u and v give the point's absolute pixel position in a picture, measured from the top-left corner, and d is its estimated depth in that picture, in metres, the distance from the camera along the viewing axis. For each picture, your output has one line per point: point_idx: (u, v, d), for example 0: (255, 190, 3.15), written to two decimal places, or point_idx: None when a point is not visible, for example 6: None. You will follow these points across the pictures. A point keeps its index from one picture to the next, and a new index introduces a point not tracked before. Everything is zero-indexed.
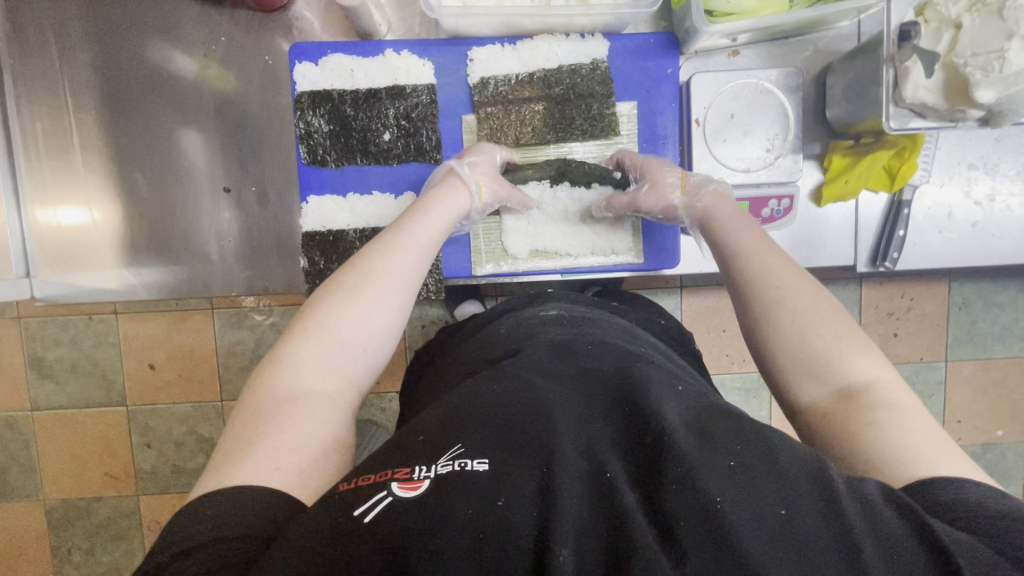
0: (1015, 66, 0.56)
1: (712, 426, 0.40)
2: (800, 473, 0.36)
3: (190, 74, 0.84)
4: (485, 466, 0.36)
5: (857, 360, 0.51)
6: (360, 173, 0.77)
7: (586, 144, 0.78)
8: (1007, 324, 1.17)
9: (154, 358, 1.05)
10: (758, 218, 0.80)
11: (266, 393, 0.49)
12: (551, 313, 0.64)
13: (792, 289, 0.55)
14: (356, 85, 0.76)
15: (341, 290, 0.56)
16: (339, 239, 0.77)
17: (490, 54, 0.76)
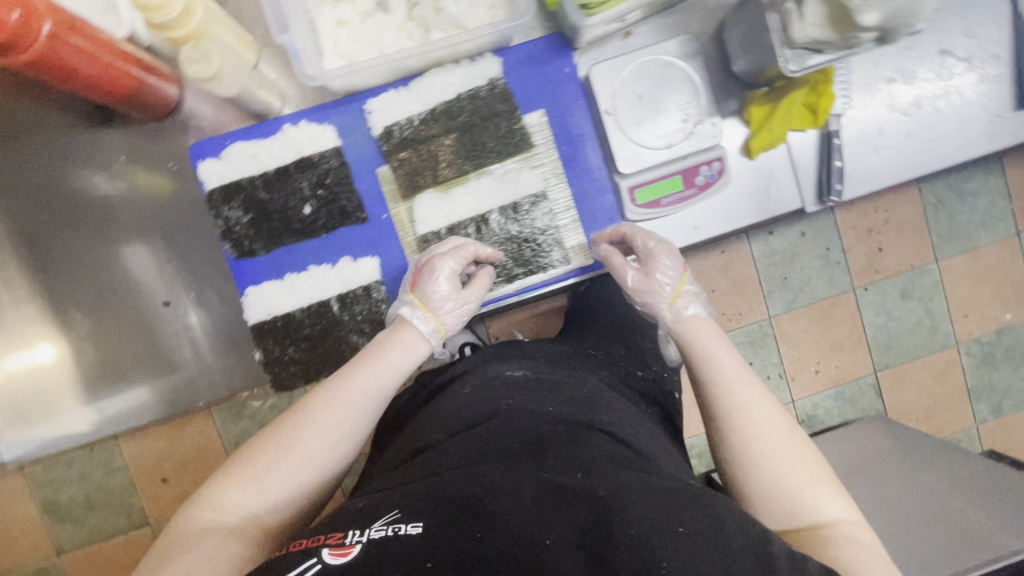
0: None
1: (655, 492, 0.45)
2: (740, 552, 0.41)
3: (102, 198, 0.83)
4: (415, 531, 0.43)
5: (823, 499, 0.50)
6: (290, 251, 0.76)
7: (504, 163, 0.76)
8: (986, 210, 1.19)
9: (165, 473, 1.02)
10: (694, 188, 0.79)
11: (186, 529, 0.51)
12: (517, 371, 0.65)
13: (769, 424, 0.54)
14: (263, 168, 0.75)
15: (280, 428, 0.57)
16: (288, 322, 0.76)
17: (387, 102, 0.75)
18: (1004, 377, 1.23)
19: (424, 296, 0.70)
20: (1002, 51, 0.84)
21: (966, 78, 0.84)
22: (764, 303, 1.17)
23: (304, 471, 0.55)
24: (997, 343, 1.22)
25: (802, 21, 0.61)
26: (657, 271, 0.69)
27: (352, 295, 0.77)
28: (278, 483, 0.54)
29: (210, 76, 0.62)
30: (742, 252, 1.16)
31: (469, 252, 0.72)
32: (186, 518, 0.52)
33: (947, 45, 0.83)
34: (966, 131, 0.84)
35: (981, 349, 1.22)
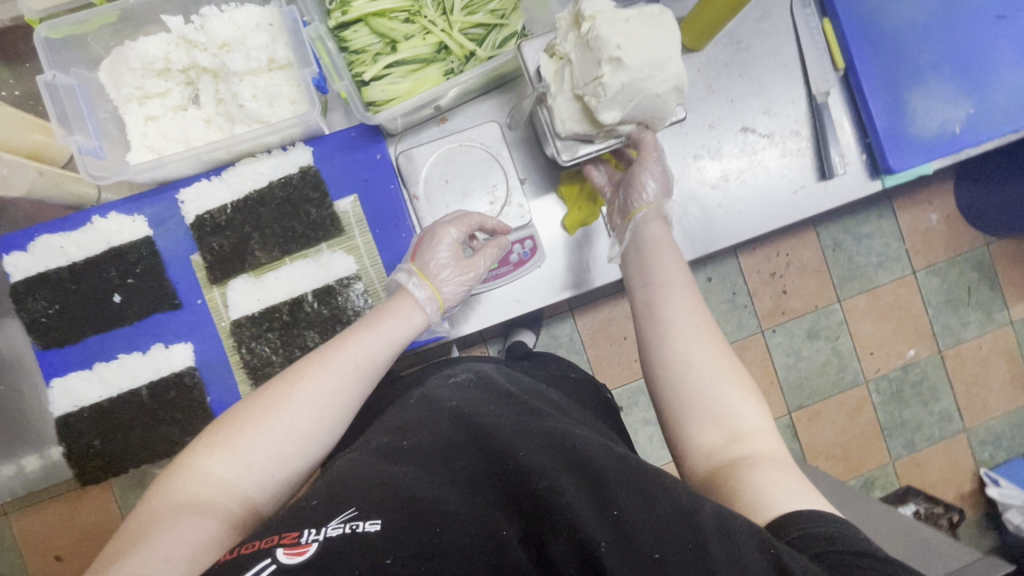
0: (613, 88, 0.60)
1: (609, 473, 0.45)
2: (669, 516, 0.41)
3: None
4: (375, 527, 0.41)
5: (739, 407, 0.55)
6: (101, 340, 0.76)
7: (317, 247, 0.78)
8: (881, 250, 1.34)
9: (59, 549, 1.16)
10: (508, 265, 0.81)
11: (164, 503, 0.50)
12: (461, 375, 0.66)
13: (696, 340, 0.58)
14: (70, 259, 0.75)
15: (264, 402, 0.55)
16: (96, 413, 0.75)
17: (199, 190, 0.77)
18: (915, 411, 1.36)
19: (424, 263, 0.71)
20: (801, 127, 0.90)
21: (770, 152, 0.89)
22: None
23: (290, 443, 0.54)
24: (904, 378, 1.35)
25: (559, 119, 0.65)
26: (641, 181, 0.71)
27: (162, 382, 0.76)
28: (261, 458, 0.53)
29: None
30: None
31: (467, 220, 0.74)
32: (166, 493, 0.51)
33: (748, 123, 0.89)
34: (773, 204, 0.89)
35: (889, 384, 1.35)
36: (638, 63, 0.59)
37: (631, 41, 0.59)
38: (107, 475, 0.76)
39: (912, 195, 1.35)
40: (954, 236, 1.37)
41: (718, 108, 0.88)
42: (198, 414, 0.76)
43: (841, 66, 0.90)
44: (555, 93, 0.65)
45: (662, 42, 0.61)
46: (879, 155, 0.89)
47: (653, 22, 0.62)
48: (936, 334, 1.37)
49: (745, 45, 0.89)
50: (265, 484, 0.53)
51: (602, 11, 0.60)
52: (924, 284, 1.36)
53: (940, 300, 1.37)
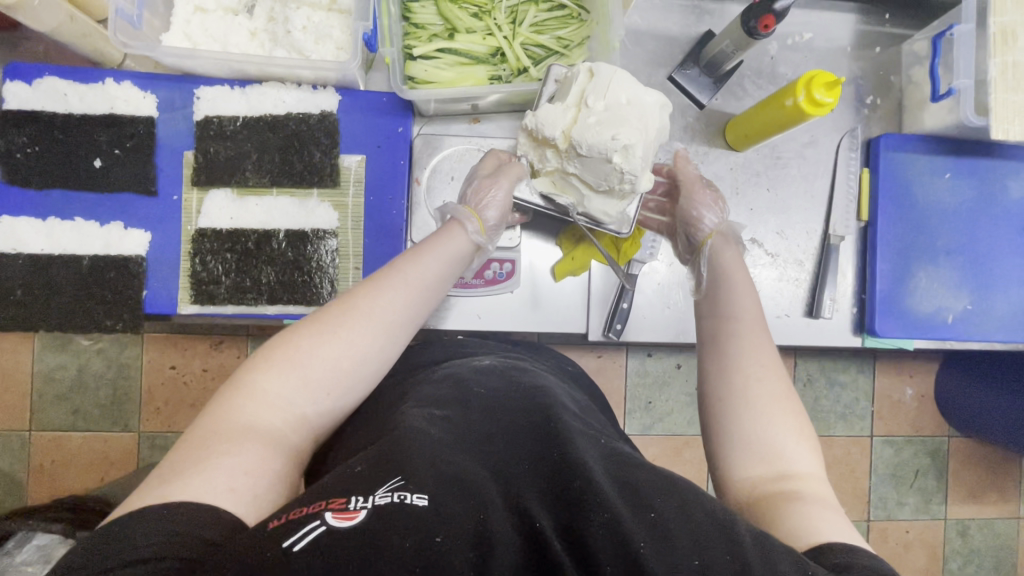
0: (637, 159, 0.62)
1: (630, 479, 0.43)
2: (706, 525, 0.39)
3: None
4: (424, 501, 0.37)
5: (797, 451, 0.53)
6: (65, 197, 0.74)
7: (307, 190, 0.77)
8: (849, 403, 1.34)
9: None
10: (480, 279, 0.81)
11: (220, 421, 0.47)
12: (486, 361, 0.65)
13: (764, 374, 0.58)
14: (69, 110, 0.74)
15: (324, 320, 0.54)
16: (31, 264, 0.73)
17: (218, 94, 0.76)
18: None
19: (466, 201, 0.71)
20: (807, 259, 0.90)
21: (768, 271, 0.89)
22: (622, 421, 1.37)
23: (345, 362, 0.52)
24: None
25: (603, 213, 0.69)
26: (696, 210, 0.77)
27: (106, 260, 0.74)
28: (320, 373, 0.51)
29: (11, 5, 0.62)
30: (619, 361, 1.36)
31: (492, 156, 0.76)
32: (221, 413, 0.47)
33: (758, 235, 0.89)
34: None
35: None
36: (638, 138, 0.62)
37: (615, 123, 0.62)
38: (16, 328, 0.73)
39: (896, 363, 1.35)
40: (920, 416, 1.37)
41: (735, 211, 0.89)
42: (128, 303, 0.75)
43: (863, 217, 0.91)
44: (582, 197, 0.69)
45: (633, 100, 0.64)
46: (868, 313, 0.90)
47: (602, 85, 0.63)
48: (870, 501, 1.37)
49: (784, 163, 0.90)
50: (319, 406, 0.51)
51: (568, 112, 0.65)
52: (877, 451, 1.36)
53: (885, 471, 1.37)
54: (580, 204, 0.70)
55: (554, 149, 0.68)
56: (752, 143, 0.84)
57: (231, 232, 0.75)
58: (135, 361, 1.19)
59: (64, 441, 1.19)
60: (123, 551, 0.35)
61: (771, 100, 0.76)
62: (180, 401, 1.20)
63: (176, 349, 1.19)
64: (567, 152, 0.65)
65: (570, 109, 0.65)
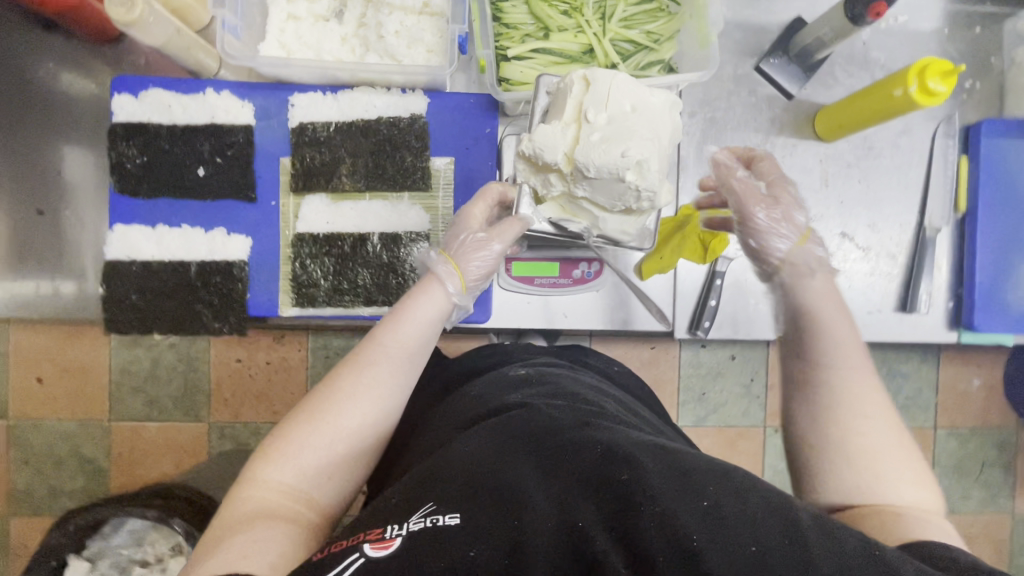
0: (655, 172, 0.52)
1: (681, 462, 0.38)
2: (764, 511, 0.35)
3: (51, 101, 0.86)
4: (455, 520, 0.37)
5: (901, 484, 0.47)
6: (172, 206, 0.78)
7: (400, 194, 0.78)
8: (912, 392, 1.31)
9: (40, 372, 1.22)
10: (569, 279, 0.81)
11: (233, 511, 0.49)
12: (518, 372, 0.67)
13: (866, 391, 0.52)
14: (172, 120, 0.77)
15: (312, 402, 0.54)
16: (143, 270, 0.77)
17: (311, 101, 0.77)
18: None
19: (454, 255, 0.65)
20: (900, 253, 0.87)
21: (859, 265, 0.87)
22: (676, 412, 1.37)
23: (341, 443, 0.53)
24: None
25: (622, 231, 0.59)
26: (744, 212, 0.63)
27: (213, 265, 0.77)
28: (319, 458, 0.52)
29: (130, 21, 0.65)
30: (670, 353, 1.35)
31: (491, 197, 0.68)
32: (230, 508, 0.49)
33: (848, 229, 0.87)
34: None
35: None
36: (648, 148, 0.51)
37: (624, 136, 0.52)
38: (133, 332, 0.77)
39: (966, 354, 1.31)
40: (988, 407, 1.32)
41: (825, 204, 0.86)
42: (234, 307, 0.78)
43: (961, 209, 0.87)
44: (596, 220, 0.59)
45: (638, 105, 0.54)
46: (965, 309, 0.87)
47: (600, 96, 0.53)
48: None
49: (875, 153, 0.87)
50: (327, 480, 0.52)
51: (567, 131, 0.54)
52: (941, 443, 1.32)
53: (950, 464, 1.33)
54: (596, 228, 0.60)
55: (556, 173, 0.56)
56: (845, 133, 0.82)
57: (328, 236, 0.77)
58: (204, 355, 1.24)
59: (142, 430, 1.25)
60: None
61: (869, 91, 0.74)
62: (247, 393, 1.24)
63: (241, 343, 1.23)
64: (570, 175, 0.55)
65: (570, 126, 0.54)
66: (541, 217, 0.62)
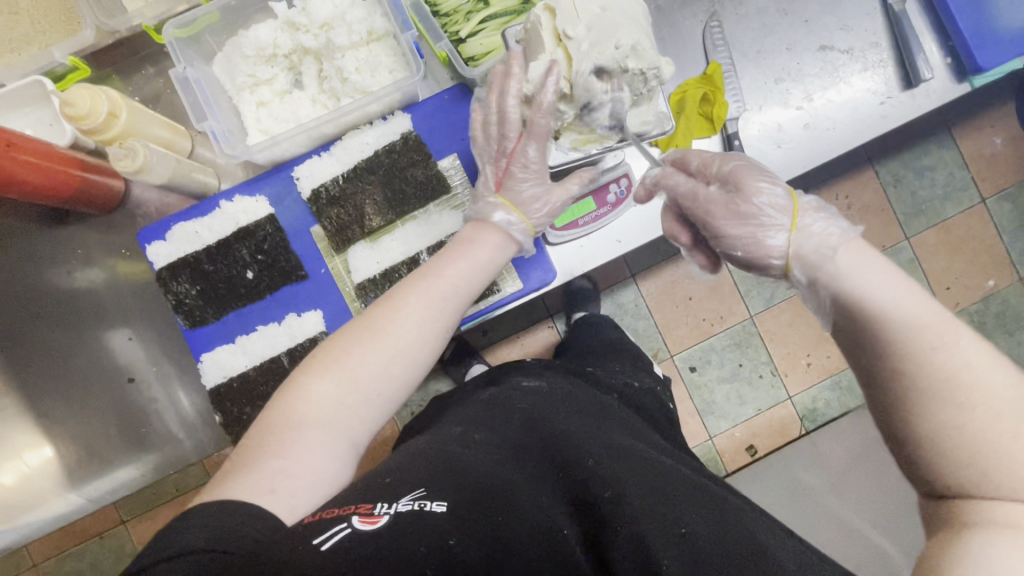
0: (650, 51, 0.56)
1: (662, 490, 0.52)
2: (704, 522, 0.51)
3: (92, 291, 0.92)
4: (441, 508, 0.45)
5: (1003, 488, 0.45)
6: (241, 315, 0.82)
7: (427, 206, 0.82)
8: (945, 181, 1.37)
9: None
10: (607, 206, 0.83)
11: (279, 418, 0.55)
12: (533, 383, 0.70)
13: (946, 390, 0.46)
14: (205, 243, 0.81)
15: (367, 330, 0.59)
16: (244, 383, 0.81)
17: (312, 166, 0.82)
18: (999, 343, 1.39)
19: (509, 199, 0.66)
20: (881, 39, 0.90)
21: (851, 69, 0.89)
22: (742, 303, 1.38)
23: (393, 363, 0.58)
24: (985, 309, 1.38)
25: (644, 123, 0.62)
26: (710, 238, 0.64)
27: (299, 348, 0.81)
28: (367, 382, 0.57)
29: (137, 168, 0.70)
30: None
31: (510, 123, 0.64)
32: (275, 410, 0.56)
33: (826, 41, 0.89)
34: (862, 119, 0.89)
35: (969, 318, 1.38)
36: (632, 34, 0.55)
37: (609, 33, 0.55)
38: None
39: (972, 123, 1.37)
40: (1020, 159, 1.37)
41: (793, 31, 0.89)
42: None
43: None
44: (615, 125, 0.63)
45: (604, 5, 0.57)
46: (964, 56, 0.88)
47: (568, 12, 0.57)
48: (1012, 261, 1.39)
49: None
50: (365, 409, 0.58)
51: (557, 57, 0.58)
52: (995, 210, 1.38)
53: (1013, 226, 1.39)
54: (617, 132, 0.64)
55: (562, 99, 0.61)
56: None
57: (384, 273, 0.81)
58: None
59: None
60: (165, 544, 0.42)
61: None
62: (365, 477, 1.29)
63: None
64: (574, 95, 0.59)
65: (557, 52, 0.59)
66: (564, 149, 0.68)
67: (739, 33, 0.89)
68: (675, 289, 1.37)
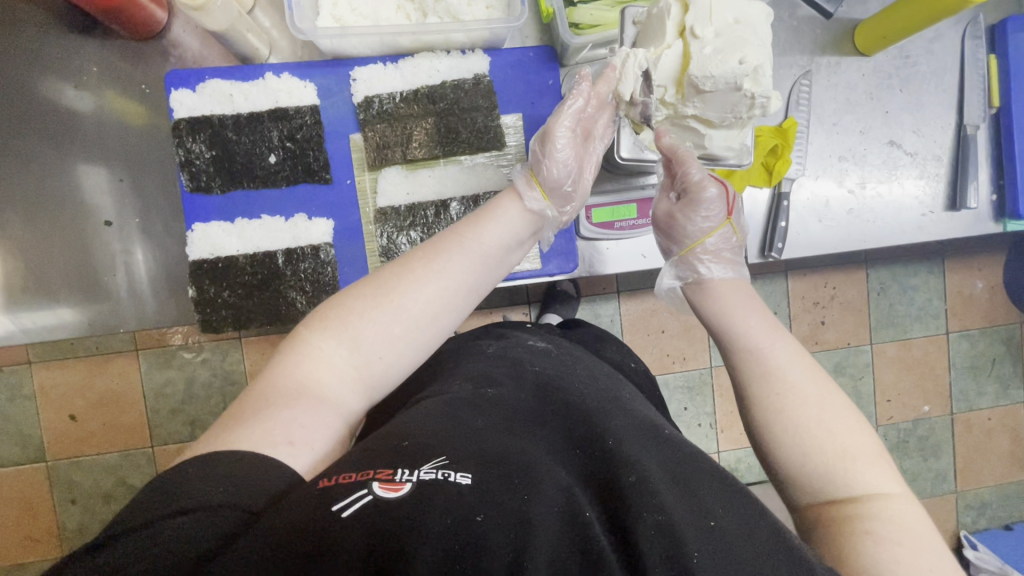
0: (768, 78, 0.55)
1: (687, 479, 0.47)
2: (747, 526, 0.44)
3: (88, 114, 0.83)
4: (465, 481, 0.42)
5: (861, 475, 0.48)
6: (248, 197, 0.77)
7: (475, 155, 0.79)
8: (922, 304, 1.44)
9: (74, 410, 1.26)
10: (647, 219, 0.83)
11: (282, 379, 0.53)
12: (539, 344, 0.74)
13: (809, 393, 0.52)
14: (236, 110, 0.75)
15: (375, 286, 0.58)
16: (230, 267, 0.76)
17: (373, 73, 0.77)
18: (914, 463, 1.47)
19: (534, 165, 0.68)
20: (944, 153, 0.92)
21: (908, 171, 0.91)
22: (707, 352, 1.41)
23: (397, 325, 0.56)
24: (913, 429, 1.46)
25: (730, 145, 0.62)
26: (694, 214, 0.64)
27: (299, 251, 0.77)
28: (372, 345, 0.56)
29: (197, 6, 0.66)
30: None
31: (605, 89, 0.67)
32: (281, 371, 0.53)
33: (896, 137, 0.91)
34: (901, 219, 0.91)
35: (898, 433, 1.46)
36: (762, 55, 0.55)
37: (738, 45, 0.54)
38: (229, 329, 0.76)
39: (965, 260, 1.43)
40: (991, 308, 1.46)
41: (871, 116, 0.90)
42: (327, 289, 0.78)
43: (994, 105, 0.91)
44: (701, 139, 0.62)
45: (740, 17, 0.56)
46: (1009, 198, 0.91)
47: (704, 9, 0.55)
48: (952, 395, 1.47)
49: (912, 62, 0.90)
50: (374, 370, 0.56)
51: (673, 51, 0.56)
52: (954, 345, 1.46)
53: (963, 365, 1.47)
54: (700, 146, 0.63)
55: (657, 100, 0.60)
56: (887, 45, 0.85)
57: (407, 206, 0.77)
58: (238, 366, 1.29)
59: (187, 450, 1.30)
60: (172, 501, 0.41)
61: None
62: None
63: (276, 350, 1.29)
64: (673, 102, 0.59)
65: (676, 44, 0.56)
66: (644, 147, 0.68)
67: (824, 99, 0.89)
68: (652, 318, 1.38)
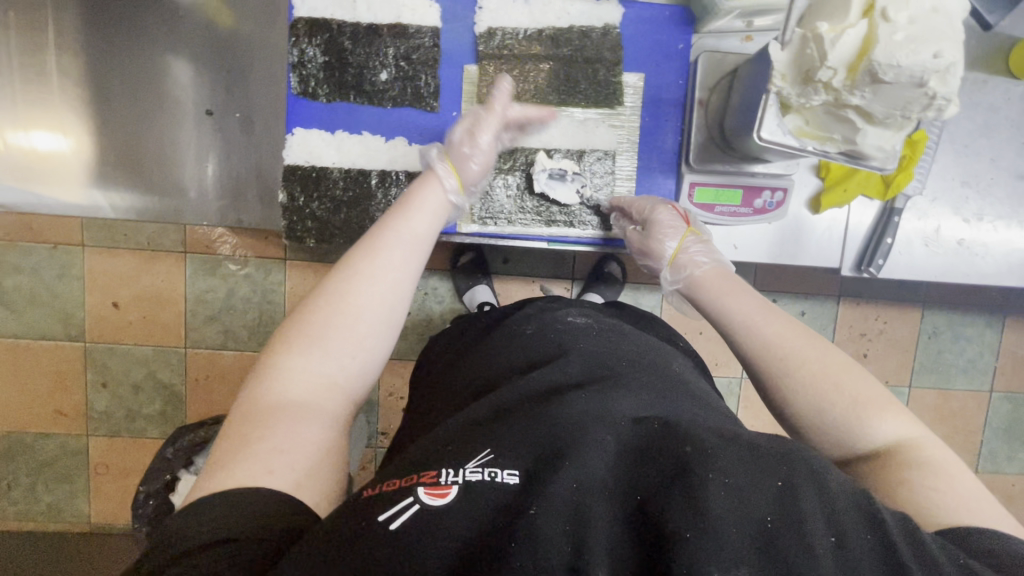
0: (956, 79, 0.50)
1: (746, 441, 0.40)
2: (850, 500, 0.35)
3: None
4: (514, 480, 0.36)
5: (878, 423, 0.45)
6: (351, 111, 0.74)
7: (588, 110, 0.76)
8: (972, 357, 1.30)
9: (117, 297, 1.18)
10: (750, 208, 0.78)
11: (245, 412, 0.45)
12: (579, 319, 0.66)
13: (797, 351, 0.50)
14: (357, 18, 0.73)
15: (311, 298, 0.51)
16: (323, 177, 0.75)
17: (501, 4, 0.74)
18: None
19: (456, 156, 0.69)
20: None
21: None
22: None
23: (350, 323, 0.50)
24: None
25: (883, 146, 0.57)
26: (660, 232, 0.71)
27: (394, 175, 0.75)
28: (333, 351, 0.48)
29: None
30: None
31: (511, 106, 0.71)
32: (243, 403, 0.45)
33: None
34: (1012, 260, 0.86)
35: None
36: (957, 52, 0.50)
37: (933, 37, 0.49)
38: (312, 241, 0.75)
39: None
40: None
41: (1007, 144, 0.84)
42: None
43: None
44: (855, 132, 0.57)
45: (938, 6, 0.50)
46: None
47: None
48: (982, 454, 1.33)
49: None
50: (347, 373, 0.49)
51: (855, 32, 0.51)
52: (996, 407, 1.31)
53: (1000, 426, 1.32)
54: (849, 140, 0.58)
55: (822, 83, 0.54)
56: None
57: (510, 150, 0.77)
58: (281, 287, 1.19)
59: (219, 358, 1.21)
60: (173, 544, 0.35)
61: None
62: None
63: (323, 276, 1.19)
64: (840, 87, 0.54)
65: (861, 25, 0.51)
66: (785, 128, 0.60)
67: (959, 118, 0.83)
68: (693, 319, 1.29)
